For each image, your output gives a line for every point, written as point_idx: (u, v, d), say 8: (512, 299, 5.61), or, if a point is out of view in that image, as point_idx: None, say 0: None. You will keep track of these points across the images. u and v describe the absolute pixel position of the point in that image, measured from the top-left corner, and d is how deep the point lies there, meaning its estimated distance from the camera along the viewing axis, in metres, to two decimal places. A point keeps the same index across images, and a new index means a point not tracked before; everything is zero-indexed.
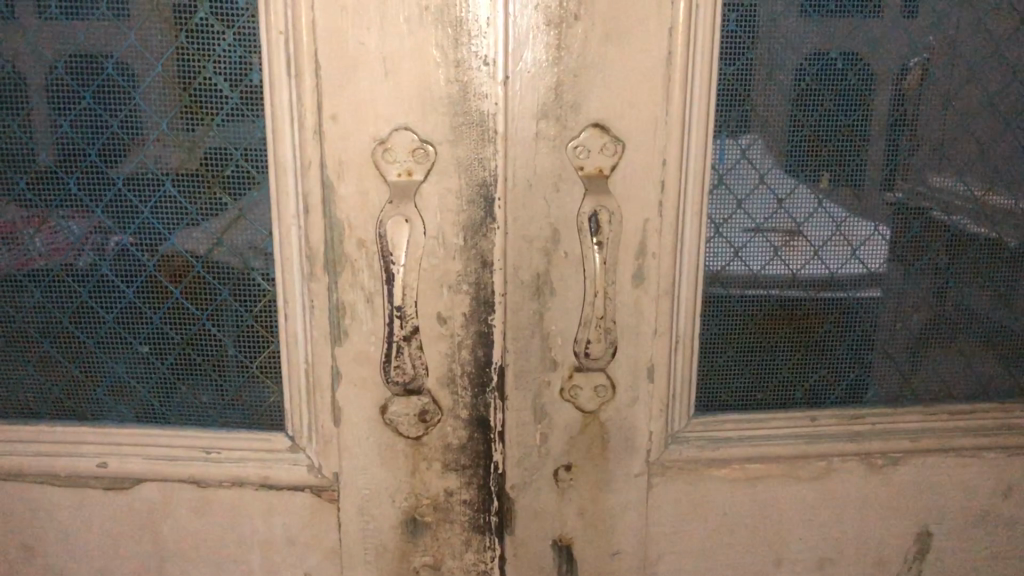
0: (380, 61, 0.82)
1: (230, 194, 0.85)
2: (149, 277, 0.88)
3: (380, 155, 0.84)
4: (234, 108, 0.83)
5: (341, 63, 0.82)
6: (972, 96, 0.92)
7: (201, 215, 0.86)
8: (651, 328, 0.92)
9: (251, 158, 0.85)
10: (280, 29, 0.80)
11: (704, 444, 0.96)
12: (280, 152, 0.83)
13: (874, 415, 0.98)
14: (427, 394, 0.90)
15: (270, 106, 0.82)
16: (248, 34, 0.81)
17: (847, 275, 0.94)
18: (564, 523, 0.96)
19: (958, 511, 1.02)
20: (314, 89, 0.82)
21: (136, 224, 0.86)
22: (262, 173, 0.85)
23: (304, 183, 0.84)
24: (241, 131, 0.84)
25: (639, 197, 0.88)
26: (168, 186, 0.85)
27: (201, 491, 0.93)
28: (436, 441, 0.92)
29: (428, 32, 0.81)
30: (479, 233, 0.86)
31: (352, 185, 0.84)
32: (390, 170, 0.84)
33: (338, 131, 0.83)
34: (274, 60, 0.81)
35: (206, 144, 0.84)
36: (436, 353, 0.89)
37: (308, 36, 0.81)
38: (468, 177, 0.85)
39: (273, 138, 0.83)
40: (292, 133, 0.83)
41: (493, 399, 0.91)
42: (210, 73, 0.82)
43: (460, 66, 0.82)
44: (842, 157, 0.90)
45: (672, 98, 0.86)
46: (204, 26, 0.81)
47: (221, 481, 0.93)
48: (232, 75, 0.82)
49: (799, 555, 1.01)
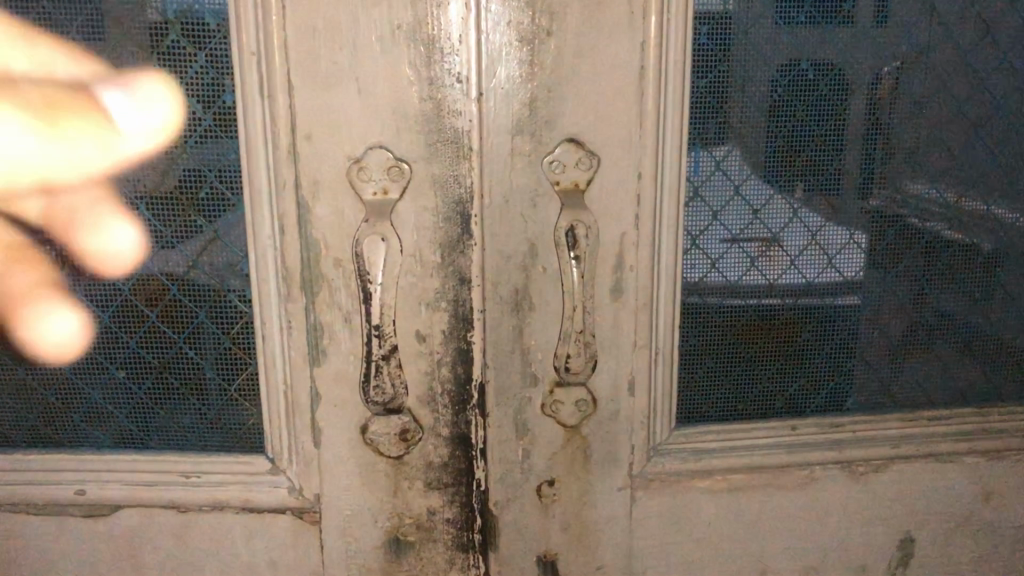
0: (354, 80, 0.82)
1: (205, 216, 0.85)
2: (124, 301, 0.87)
3: (355, 174, 0.83)
4: (207, 129, 0.83)
5: (316, 83, 0.81)
6: (943, 104, 0.92)
7: (177, 238, 0.85)
8: (631, 341, 0.92)
9: (225, 179, 0.84)
10: (252, 50, 0.80)
11: (687, 457, 0.96)
12: (255, 174, 0.83)
13: (854, 423, 0.99)
14: (408, 412, 0.90)
15: (244, 127, 0.82)
16: (221, 55, 0.81)
17: (824, 284, 0.95)
18: (549, 539, 0.96)
19: (941, 516, 1.03)
20: (288, 109, 0.82)
21: None
22: (237, 194, 0.85)
23: (279, 203, 0.84)
24: (215, 152, 0.83)
25: (615, 210, 0.88)
26: (142, 209, 0.84)
27: (181, 516, 0.92)
28: (418, 459, 0.92)
29: (401, 50, 0.81)
30: (457, 250, 0.86)
31: (328, 205, 0.84)
32: (366, 189, 0.84)
33: (312, 151, 0.83)
34: (246, 80, 0.80)
35: (180, 166, 0.83)
36: (416, 371, 0.89)
37: (281, 57, 0.81)
38: (444, 195, 0.85)
39: (247, 160, 0.82)
40: (267, 153, 0.83)
41: (474, 415, 0.91)
42: (183, 95, 0.82)
43: (434, 84, 0.82)
44: (815, 167, 0.91)
45: (646, 112, 0.86)
46: (175, 47, 0.80)
47: (201, 505, 0.92)
48: (205, 96, 0.82)
49: (783, 563, 1.01)
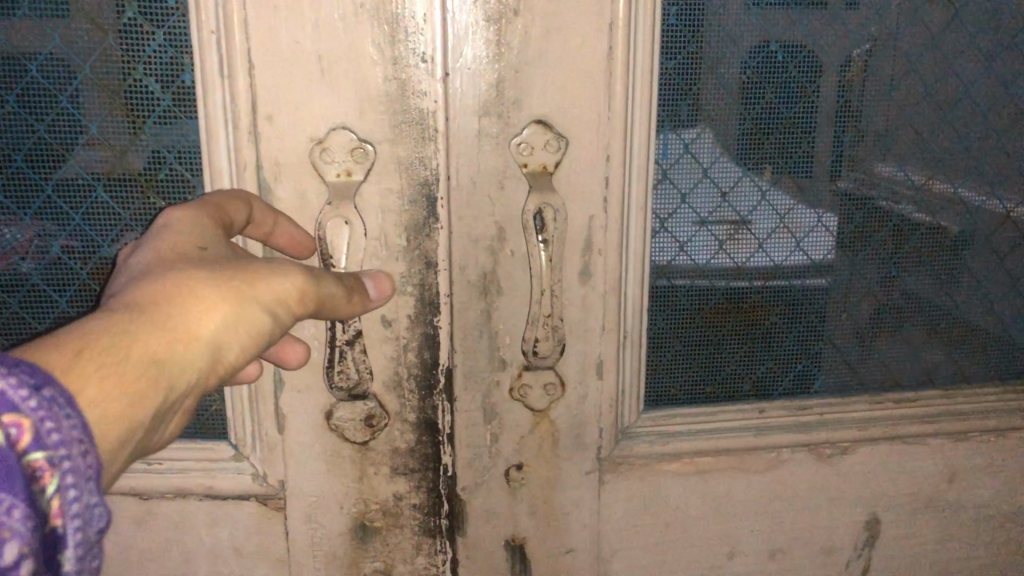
0: (317, 59, 0.80)
1: (165, 200, 0.83)
2: (82, 285, 0.86)
3: (317, 156, 0.82)
4: (167, 110, 0.81)
5: (277, 62, 0.79)
6: (911, 86, 0.92)
7: (136, 222, 0.84)
8: (599, 325, 0.91)
9: (185, 160, 0.83)
10: (212, 27, 0.78)
11: (655, 439, 0.96)
12: (215, 155, 0.81)
13: (823, 405, 0.99)
14: (373, 398, 0.89)
15: (203, 107, 0.80)
16: (180, 33, 0.79)
17: (791, 266, 0.95)
18: (517, 523, 0.96)
19: (906, 498, 1.03)
20: (249, 88, 0.80)
21: (69, 230, 0.84)
22: (197, 175, 0.83)
23: (241, 185, 0.82)
24: (175, 134, 0.82)
25: (584, 193, 0.87)
26: (100, 191, 0.83)
27: (142, 504, 0.91)
28: (385, 445, 0.91)
29: (365, 28, 0.80)
30: (423, 233, 0.85)
31: (290, 187, 0.82)
32: (329, 170, 0.82)
33: (274, 132, 0.81)
34: (206, 58, 0.78)
35: (139, 148, 0.82)
36: (380, 356, 0.88)
37: (240, 34, 0.78)
38: (409, 176, 0.84)
39: (207, 141, 0.81)
40: (227, 134, 0.81)
41: (441, 401, 0.90)
42: (141, 74, 0.80)
43: (398, 63, 0.81)
44: (785, 150, 0.90)
45: (614, 93, 0.86)
46: (133, 26, 0.79)
47: (163, 493, 0.90)
48: (164, 76, 0.80)
49: (752, 546, 1.02)
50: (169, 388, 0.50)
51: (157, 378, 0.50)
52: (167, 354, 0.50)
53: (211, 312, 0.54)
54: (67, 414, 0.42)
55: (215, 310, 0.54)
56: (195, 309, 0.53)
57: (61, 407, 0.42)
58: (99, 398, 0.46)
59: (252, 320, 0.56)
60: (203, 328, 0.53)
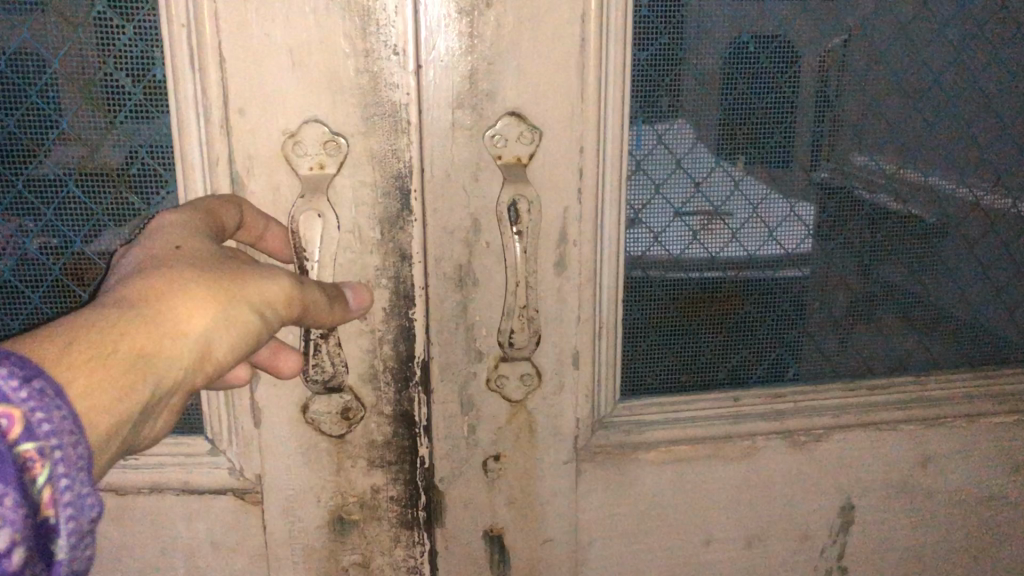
0: (287, 52, 0.80)
1: (138, 194, 0.83)
2: (55, 281, 0.85)
3: (289, 148, 0.81)
4: (139, 104, 0.81)
5: (247, 55, 0.79)
6: (882, 76, 0.93)
7: (109, 217, 0.84)
8: (575, 315, 0.92)
9: (158, 155, 0.82)
10: (181, 22, 0.78)
11: (631, 428, 0.97)
12: (187, 149, 0.81)
13: (797, 393, 1.00)
14: (349, 391, 0.89)
15: (175, 101, 0.80)
16: (148, 26, 0.79)
17: (765, 256, 0.96)
18: (495, 512, 0.97)
19: (880, 483, 1.04)
20: (220, 82, 0.79)
21: (41, 226, 0.84)
22: (170, 170, 0.83)
23: (213, 178, 0.82)
24: (148, 129, 0.81)
25: (558, 185, 0.88)
26: (72, 187, 0.83)
27: (117, 500, 0.91)
28: (361, 438, 0.91)
29: (336, 21, 0.80)
30: (397, 226, 0.85)
31: (262, 181, 0.82)
32: (301, 163, 0.82)
33: (246, 126, 0.81)
34: (177, 52, 0.78)
35: (111, 143, 0.82)
36: (356, 348, 0.88)
37: (209, 27, 0.78)
38: (382, 168, 0.84)
39: (179, 136, 0.81)
40: (198, 128, 0.80)
41: (416, 393, 0.91)
42: (110, 69, 0.79)
43: (369, 56, 0.81)
44: (756, 140, 0.91)
45: (587, 86, 0.86)
46: (103, 20, 0.79)
47: (138, 488, 0.90)
48: (135, 70, 0.80)
49: (728, 533, 1.03)
50: (155, 383, 0.50)
51: (144, 373, 0.50)
52: (155, 349, 0.51)
53: (201, 307, 0.54)
54: (58, 406, 0.43)
55: (204, 306, 0.54)
56: (184, 303, 0.53)
57: (51, 398, 0.42)
58: (89, 389, 0.46)
59: (241, 319, 0.56)
60: (193, 324, 0.53)
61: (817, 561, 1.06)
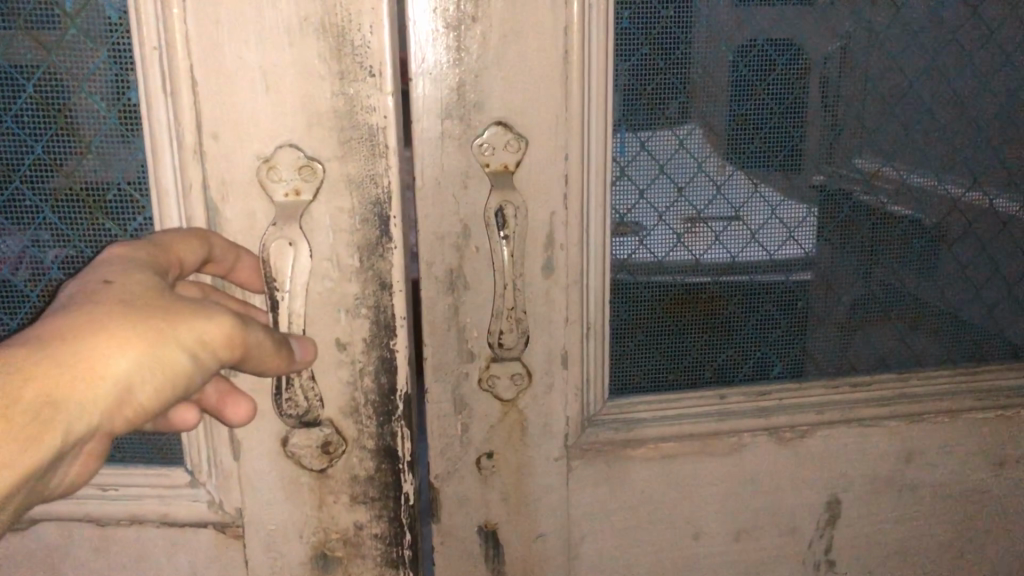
0: (261, 76, 0.83)
1: (113, 219, 0.88)
2: (33, 303, 0.90)
3: (265, 175, 0.85)
4: (112, 128, 0.85)
5: (219, 77, 0.82)
6: (858, 83, 0.96)
7: (84, 242, 0.88)
8: (562, 317, 0.95)
9: (132, 181, 0.87)
10: (154, 45, 0.81)
11: (619, 426, 1.00)
12: (161, 175, 0.85)
13: (782, 390, 1.03)
14: (329, 425, 0.92)
15: (149, 125, 0.83)
16: (123, 51, 0.83)
17: (748, 259, 0.99)
18: (489, 509, 1.00)
19: (865, 478, 1.07)
20: (193, 106, 0.83)
21: (19, 252, 0.88)
22: (145, 196, 0.87)
23: (187, 207, 0.85)
24: (122, 153, 0.86)
25: (544, 191, 0.91)
26: (48, 214, 0.87)
27: (103, 530, 0.95)
28: (342, 473, 0.95)
29: (310, 44, 0.83)
30: (376, 253, 0.88)
31: (237, 207, 0.86)
32: (277, 190, 0.85)
33: (221, 150, 0.84)
34: (149, 75, 0.82)
35: (85, 168, 0.86)
36: (335, 381, 0.91)
37: (183, 52, 0.81)
38: (360, 196, 0.87)
39: (154, 162, 0.84)
40: (172, 154, 0.84)
41: (399, 427, 0.93)
42: (86, 94, 0.84)
43: (345, 78, 0.84)
44: (736, 145, 0.95)
45: (571, 94, 0.89)
46: (75, 44, 0.82)
47: (119, 519, 0.94)
48: (109, 95, 0.84)
49: (717, 527, 1.06)
50: (65, 428, 0.53)
51: (52, 421, 0.52)
52: (64, 394, 0.53)
53: (122, 351, 0.55)
54: None
55: (126, 350, 0.55)
56: (105, 347, 0.55)
57: None
58: None
59: (168, 361, 0.57)
60: (110, 368, 0.55)
61: (805, 555, 1.09)
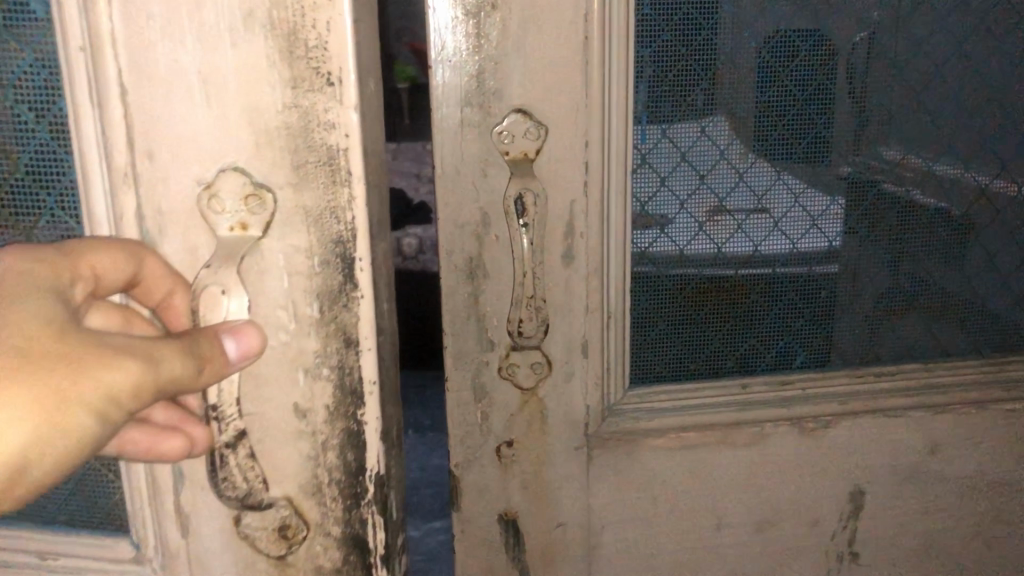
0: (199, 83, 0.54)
1: None
2: None
3: (202, 204, 0.55)
4: (42, 144, 0.62)
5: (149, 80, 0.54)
6: (884, 70, 0.94)
7: None
8: (583, 306, 0.95)
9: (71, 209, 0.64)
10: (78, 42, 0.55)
11: (640, 415, 1.00)
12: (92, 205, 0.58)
13: (805, 380, 1.02)
14: (285, 503, 0.61)
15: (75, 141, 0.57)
16: (51, 52, 0.60)
17: (771, 248, 0.98)
18: (509, 498, 1.00)
19: (889, 469, 1.06)
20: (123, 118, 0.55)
21: None
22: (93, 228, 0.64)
23: None
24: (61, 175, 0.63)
25: (564, 179, 0.91)
26: None
27: None
28: (306, 565, 0.64)
29: (255, 41, 0.53)
30: (340, 301, 0.58)
31: (178, 242, 0.57)
32: (220, 222, 0.56)
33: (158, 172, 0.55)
34: (74, 84, 0.56)
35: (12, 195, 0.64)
36: (291, 454, 0.60)
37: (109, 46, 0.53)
38: (319, 232, 0.57)
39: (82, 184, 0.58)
40: (102, 176, 0.57)
41: (370, 513, 0.63)
42: (11, 101, 0.61)
43: (299, 86, 0.54)
44: (758, 132, 0.94)
45: (591, 82, 0.88)
46: None
47: None
48: (36, 102, 0.61)
49: (739, 518, 1.05)
50: None
51: None
52: None
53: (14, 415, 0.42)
54: None
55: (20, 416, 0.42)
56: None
57: None
58: None
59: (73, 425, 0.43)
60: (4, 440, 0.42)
61: (828, 546, 1.08)
